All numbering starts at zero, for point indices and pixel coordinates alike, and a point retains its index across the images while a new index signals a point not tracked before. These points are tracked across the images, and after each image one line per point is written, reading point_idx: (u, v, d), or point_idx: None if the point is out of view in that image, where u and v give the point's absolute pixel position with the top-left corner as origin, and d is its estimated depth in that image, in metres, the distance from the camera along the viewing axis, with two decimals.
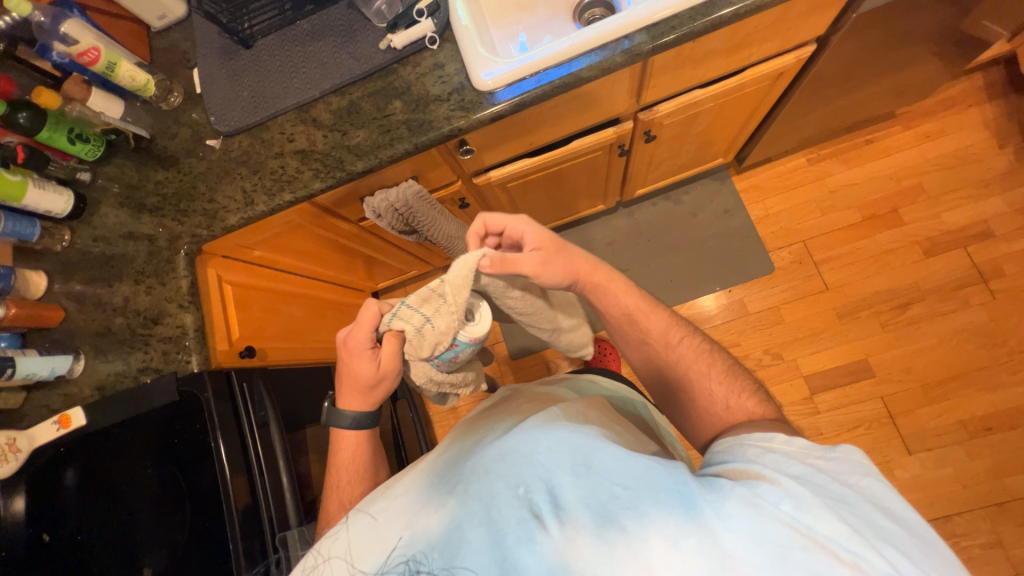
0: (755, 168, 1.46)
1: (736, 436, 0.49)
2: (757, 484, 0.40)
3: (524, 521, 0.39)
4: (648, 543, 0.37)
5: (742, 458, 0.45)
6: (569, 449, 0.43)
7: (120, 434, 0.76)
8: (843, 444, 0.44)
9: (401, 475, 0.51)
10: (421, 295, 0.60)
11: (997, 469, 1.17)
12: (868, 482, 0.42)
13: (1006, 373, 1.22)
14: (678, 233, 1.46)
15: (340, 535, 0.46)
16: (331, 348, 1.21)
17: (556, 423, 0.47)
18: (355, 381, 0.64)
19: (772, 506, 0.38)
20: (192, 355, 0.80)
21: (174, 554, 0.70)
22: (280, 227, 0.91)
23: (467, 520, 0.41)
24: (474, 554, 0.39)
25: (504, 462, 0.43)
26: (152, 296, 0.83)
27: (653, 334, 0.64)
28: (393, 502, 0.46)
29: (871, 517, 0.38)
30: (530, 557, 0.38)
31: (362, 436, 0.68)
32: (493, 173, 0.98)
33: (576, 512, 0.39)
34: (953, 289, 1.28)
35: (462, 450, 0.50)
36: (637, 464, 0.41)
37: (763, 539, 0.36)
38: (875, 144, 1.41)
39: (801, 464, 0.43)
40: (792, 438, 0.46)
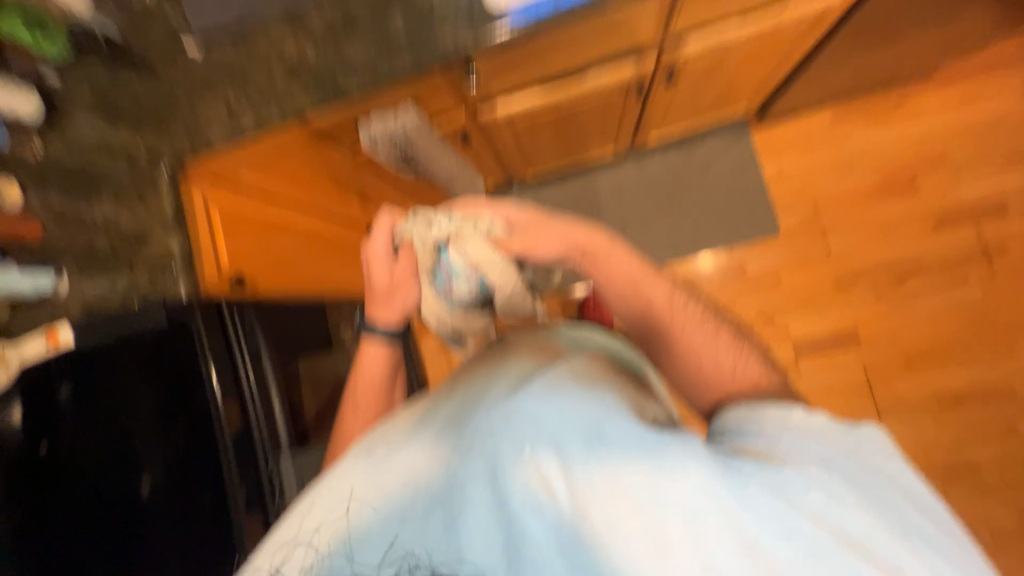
0: (777, 123, 1.38)
1: (750, 407, 0.49)
2: (779, 466, 0.41)
3: (530, 486, 0.40)
4: (665, 519, 0.38)
5: (761, 437, 0.45)
6: (581, 421, 0.42)
7: (109, 354, 0.74)
8: (863, 425, 0.45)
9: (396, 422, 0.49)
10: (427, 216, 0.69)
11: (958, 438, 1.24)
12: (893, 463, 0.43)
13: (989, 350, 1.25)
14: (687, 187, 1.40)
15: (332, 482, 0.44)
16: (331, 282, 1.14)
17: (563, 384, 0.45)
18: (377, 287, 0.72)
19: (795, 492, 0.39)
20: (180, 281, 0.82)
21: (170, 472, 0.72)
22: (269, 150, 0.85)
23: (471, 481, 0.41)
24: (478, 515, 0.40)
25: (512, 426, 0.42)
26: (138, 216, 0.83)
27: (659, 301, 0.62)
28: (390, 453, 0.45)
29: (899, 505, 0.40)
30: (536, 523, 0.39)
31: (386, 351, 0.74)
32: (499, 108, 0.91)
33: (586, 485, 0.40)
34: (955, 264, 1.27)
35: (460, 401, 0.48)
36: (650, 440, 0.41)
37: (785, 524, 0.37)
38: (907, 105, 1.32)
39: (822, 446, 0.43)
40: (813, 415, 0.46)
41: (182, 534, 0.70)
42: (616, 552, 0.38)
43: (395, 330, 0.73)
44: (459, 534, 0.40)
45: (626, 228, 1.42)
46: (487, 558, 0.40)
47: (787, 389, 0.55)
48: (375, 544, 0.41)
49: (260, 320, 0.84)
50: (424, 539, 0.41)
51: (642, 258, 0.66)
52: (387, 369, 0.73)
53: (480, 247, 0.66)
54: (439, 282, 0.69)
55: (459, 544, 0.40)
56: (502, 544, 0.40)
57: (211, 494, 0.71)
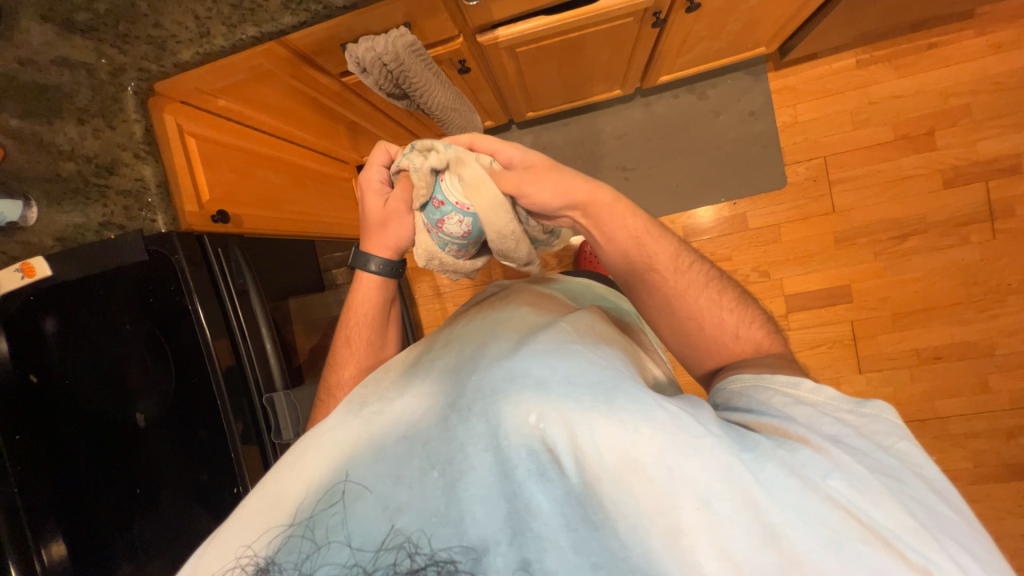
0: (797, 65, 1.29)
1: (757, 377, 0.52)
2: (796, 446, 0.41)
3: (534, 453, 0.38)
4: (677, 499, 0.36)
5: (774, 411, 0.47)
6: (585, 383, 0.41)
7: (91, 287, 0.72)
8: (874, 400, 0.47)
9: (398, 381, 0.49)
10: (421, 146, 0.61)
11: (930, 392, 1.29)
12: (903, 444, 0.44)
13: (975, 310, 1.27)
14: (695, 132, 1.33)
15: (330, 436, 0.44)
16: (315, 219, 1.13)
17: (568, 349, 0.46)
18: (374, 221, 0.69)
19: (815, 474, 0.38)
20: (157, 215, 0.75)
21: (164, 404, 0.73)
22: (246, 73, 0.77)
23: (470, 441, 0.39)
24: (479, 482, 0.37)
25: (515, 383, 0.41)
26: (101, 140, 0.73)
27: (662, 261, 0.63)
28: (390, 410, 0.44)
29: (920, 494, 0.40)
30: (542, 493, 0.36)
31: (377, 288, 0.73)
32: (501, 32, 0.83)
33: (596, 453, 0.37)
34: (958, 224, 1.25)
35: (461, 362, 0.48)
36: (660, 411, 0.40)
37: (805, 510, 0.36)
38: (938, 50, 1.23)
39: (833, 422, 0.45)
40: (821, 390, 0.49)
41: (179, 460, 0.73)
42: (629, 527, 0.35)
43: (388, 266, 0.71)
44: (459, 506, 0.36)
45: (628, 175, 1.37)
46: (491, 534, 0.35)
47: (785, 354, 0.60)
48: (367, 513, 0.37)
49: (245, 255, 0.81)
50: (420, 510, 0.36)
51: (647, 218, 0.65)
52: (379, 306, 0.74)
53: (479, 173, 0.58)
54: (432, 218, 0.63)
55: (458, 517, 0.36)
56: (507, 519, 0.35)
57: (206, 430, 0.72)
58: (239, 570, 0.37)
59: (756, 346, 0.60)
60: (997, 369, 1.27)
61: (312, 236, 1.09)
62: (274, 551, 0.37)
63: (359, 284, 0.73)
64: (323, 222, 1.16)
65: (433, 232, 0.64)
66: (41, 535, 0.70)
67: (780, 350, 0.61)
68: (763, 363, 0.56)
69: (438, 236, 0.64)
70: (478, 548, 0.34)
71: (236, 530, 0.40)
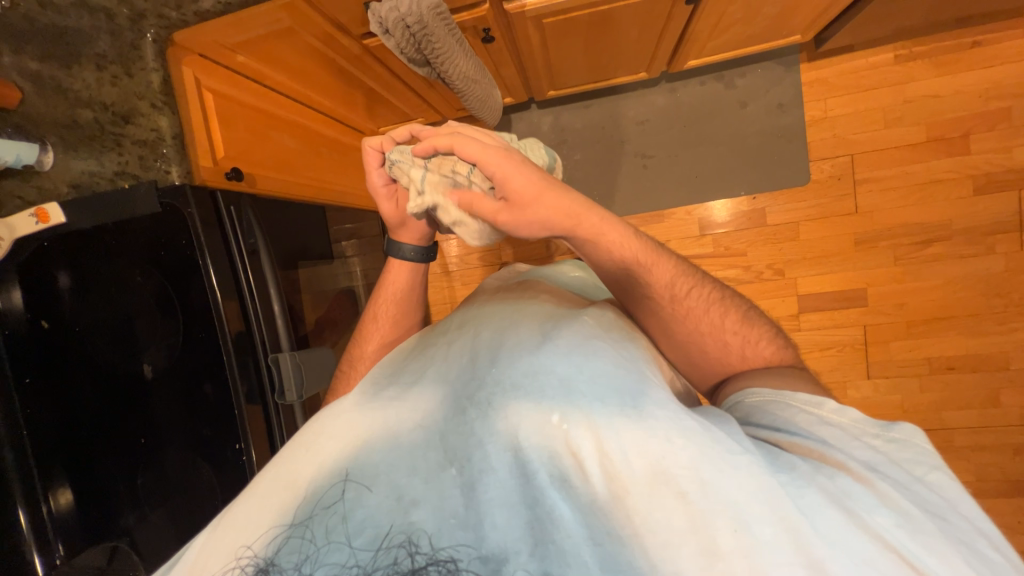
0: (833, 56, 1.24)
1: (778, 393, 0.52)
2: (833, 473, 0.40)
3: (558, 457, 0.37)
4: (713, 521, 0.35)
5: (800, 430, 0.46)
6: (610, 387, 0.41)
7: (103, 238, 0.72)
8: (901, 424, 0.46)
9: (414, 368, 0.49)
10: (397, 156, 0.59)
11: (938, 403, 1.27)
12: (938, 475, 0.43)
13: (993, 323, 1.24)
14: (720, 123, 1.30)
15: (343, 420, 0.43)
16: (328, 186, 1.12)
17: (592, 348, 0.46)
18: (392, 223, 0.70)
19: (859, 508, 0.37)
20: (172, 166, 0.79)
21: (172, 357, 0.73)
22: (268, 28, 0.76)
23: (491, 438, 0.39)
24: (499, 484, 0.37)
25: (538, 382, 0.41)
26: (119, 89, 0.76)
27: (660, 288, 0.62)
28: (407, 398, 0.44)
29: (968, 538, 0.38)
30: (564, 502, 0.36)
31: (410, 270, 0.74)
32: (528, 1, 0.81)
33: (623, 463, 0.37)
34: (984, 233, 1.22)
35: (480, 353, 0.47)
36: (689, 421, 0.39)
37: (852, 548, 0.34)
38: (982, 48, 1.18)
39: (864, 447, 0.44)
40: (845, 409, 0.48)
41: (183, 414, 0.74)
42: (656, 546, 0.34)
43: (421, 252, 0.73)
44: (477, 508, 0.36)
45: (648, 163, 1.34)
46: (511, 541, 0.34)
47: (798, 366, 0.61)
48: (380, 508, 0.36)
49: (257, 216, 0.80)
50: (436, 507, 0.36)
51: (646, 239, 0.62)
52: (411, 288, 0.74)
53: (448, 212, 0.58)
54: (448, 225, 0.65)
55: (477, 520, 0.35)
56: (528, 527, 0.35)
57: (212, 385, 0.72)
58: (240, 570, 0.36)
59: (763, 364, 0.61)
60: (1010, 384, 1.25)
61: (325, 204, 1.08)
62: (275, 551, 0.36)
63: (390, 270, 0.75)
64: (335, 191, 1.15)
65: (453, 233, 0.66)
66: (49, 484, 0.72)
67: (792, 362, 0.62)
68: (781, 376, 0.57)
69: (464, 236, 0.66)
70: (498, 556, 0.34)
71: (245, 513, 0.39)
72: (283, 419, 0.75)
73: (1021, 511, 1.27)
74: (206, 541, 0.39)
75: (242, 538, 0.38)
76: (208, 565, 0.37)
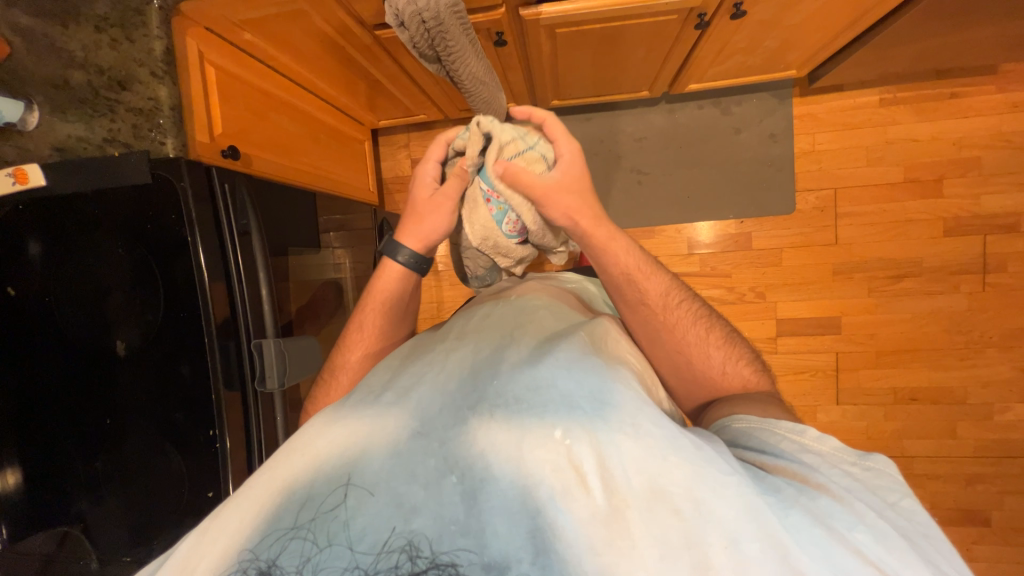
0: (823, 93, 1.30)
1: (762, 420, 0.52)
2: (817, 495, 0.40)
3: (561, 470, 0.37)
4: (706, 539, 0.35)
5: (785, 454, 0.47)
6: (610, 402, 0.42)
7: (84, 207, 0.69)
8: (874, 454, 0.47)
9: (411, 371, 0.47)
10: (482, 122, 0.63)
11: (901, 431, 1.33)
12: (909, 500, 0.43)
13: (955, 358, 1.30)
14: (714, 147, 1.34)
15: (339, 424, 0.42)
16: (322, 175, 1.11)
17: (591, 363, 0.46)
18: (413, 210, 0.72)
19: (838, 526, 0.38)
20: (167, 139, 0.74)
21: (147, 335, 0.70)
22: (279, 8, 0.75)
23: (492, 448, 0.39)
24: (500, 493, 0.37)
25: (540, 396, 0.41)
26: (117, 53, 0.70)
27: (652, 297, 0.66)
28: (405, 402, 0.43)
29: (942, 564, 0.38)
30: (565, 514, 0.35)
31: (400, 279, 0.73)
32: (544, 9, 0.82)
33: (623, 479, 0.37)
34: (951, 273, 1.28)
35: (480, 362, 0.47)
36: (687, 439, 0.40)
37: (834, 563, 0.35)
38: (958, 100, 1.26)
39: (842, 472, 0.45)
40: (825, 438, 0.49)
41: (155, 397, 0.70)
42: (654, 561, 0.34)
43: (415, 259, 0.73)
44: (479, 516, 0.36)
45: (642, 179, 1.37)
46: (512, 549, 0.34)
47: (774, 391, 0.63)
48: (380, 513, 0.36)
49: (252, 197, 0.78)
50: (438, 514, 0.36)
51: (640, 252, 0.68)
52: (397, 295, 0.73)
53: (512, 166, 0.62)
54: (500, 220, 0.71)
55: (479, 527, 0.35)
56: (529, 535, 0.35)
57: (189, 367, 0.69)
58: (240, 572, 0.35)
59: (742, 384, 0.63)
60: (966, 418, 1.31)
61: (317, 191, 1.07)
62: (275, 554, 0.35)
63: (382, 270, 0.73)
64: (328, 180, 1.13)
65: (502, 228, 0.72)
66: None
67: (769, 387, 0.64)
68: (758, 401, 0.58)
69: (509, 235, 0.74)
70: (500, 563, 0.34)
71: (237, 513, 0.38)
72: (261, 407, 0.73)
73: (969, 539, 1.33)
74: (196, 543, 0.38)
75: (236, 539, 0.37)
76: (200, 561, 0.36)
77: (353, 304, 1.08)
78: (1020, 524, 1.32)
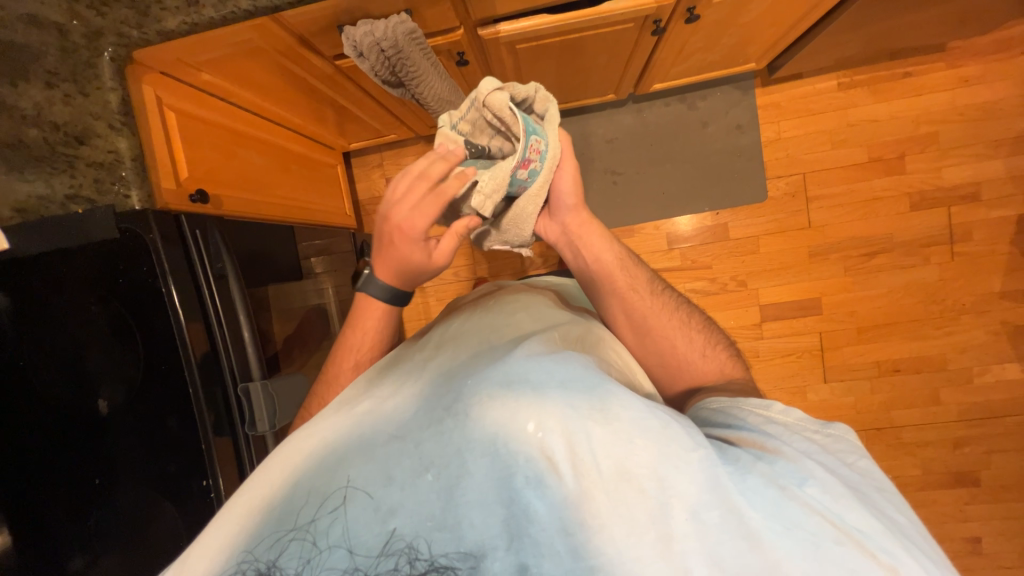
0: (783, 82, 1.33)
1: (733, 399, 0.53)
2: (773, 459, 0.42)
3: (533, 461, 0.38)
4: (670, 510, 0.37)
5: (749, 426, 0.48)
6: (580, 388, 0.43)
7: (55, 264, 0.67)
8: (837, 422, 0.49)
9: (389, 381, 0.48)
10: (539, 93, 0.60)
11: (889, 402, 1.37)
12: (863, 461, 0.45)
13: (932, 328, 1.35)
14: (684, 141, 1.36)
15: (318, 437, 0.43)
16: (296, 206, 1.10)
17: (562, 356, 0.47)
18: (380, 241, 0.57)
19: (791, 484, 0.40)
20: (132, 190, 0.72)
21: (130, 391, 0.68)
22: (236, 49, 0.74)
23: (467, 446, 0.39)
24: (476, 486, 0.38)
25: (513, 388, 0.42)
26: (71, 108, 0.67)
27: (636, 285, 0.67)
28: (382, 410, 0.44)
29: (888, 512, 0.40)
30: (539, 500, 0.37)
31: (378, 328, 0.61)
32: (502, 27, 0.83)
33: (593, 462, 0.38)
34: (921, 245, 1.33)
35: (454, 366, 0.48)
36: (655, 420, 0.41)
37: (785, 516, 0.37)
38: (913, 79, 1.30)
39: (804, 439, 0.46)
40: (790, 409, 0.50)
41: (145, 453, 0.69)
42: (623, 535, 0.37)
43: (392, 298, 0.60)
44: (456, 511, 0.37)
45: (616, 179, 1.38)
46: (488, 539, 0.36)
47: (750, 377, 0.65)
48: (361, 517, 0.37)
49: (226, 239, 0.77)
50: (415, 511, 0.37)
51: (621, 246, 0.70)
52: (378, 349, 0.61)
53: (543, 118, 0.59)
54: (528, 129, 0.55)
55: (455, 521, 0.37)
56: (504, 523, 0.37)
57: (176, 420, 0.68)
58: None
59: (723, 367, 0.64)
60: (947, 383, 1.36)
61: (292, 222, 1.06)
62: (275, 555, 0.37)
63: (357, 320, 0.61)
64: (301, 209, 1.12)
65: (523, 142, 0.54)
66: None
67: (743, 371, 0.65)
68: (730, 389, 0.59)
69: (510, 180, 0.56)
70: (476, 553, 0.36)
71: (224, 528, 0.40)
72: (255, 450, 0.71)
73: (961, 500, 1.38)
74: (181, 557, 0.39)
75: (216, 558, 0.38)
76: None
77: (339, 329, 1.06)
78: (1006, 480, 1.37)
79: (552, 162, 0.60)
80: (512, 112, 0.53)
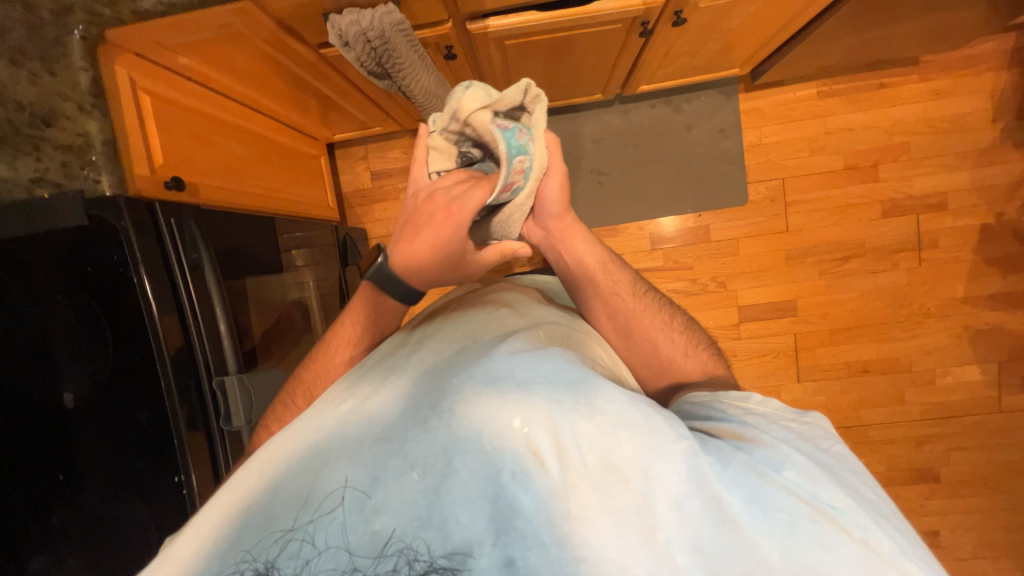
0: (765, 89, 1.36)
1: (714, 394, 0.54)
2: (752, 448, 0.43)
3: (518, 458, 0.39)
4: (653, 502, 0.38)
5: (730, 417, 0.49)
6: (564, 383, 0.43)
7: (16, 252, 0.64)
8: (812, 410, 0.50)
9: (371, 379, 0.48)
10: (531, 90, 0.52)
11: (858, 402, 1.42)
12: (838, 447, 0.47)
13: (899, 330, 1.40)
14: (669, 143, 1.38)
15: (300, 437, 0.43)
16: (276, 197, 1.07)
17: (546, 351, 0.47)
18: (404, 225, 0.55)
19: (769, 469, 0.41)
20: (103, 175, 0.71)
21: (97, 384, 0.66)
22: (216, 32, 0.72)
23: (452, 444, 0.40)
24: (462, 483, 0.38)
25: (498, 385, 0.42)
26: (36, 87, 0.65)
27: (620, 287, 0.69)
28: (364, 409, 0.44)
29: (861, 491, 0.42)
30: (525, 495, 0.38)
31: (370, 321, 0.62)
32: (491, 23, 0.82)
33: (577, 455, 0.39)
34: (891, 251, 1.38)
35: (438, 363, 0.48)
36: (638, 413, 0.42)
37: (765, 502, 0.39)
38: (887, 90, 1.34)
39: (781, 426, 0.47)
40: (769, 400, 0.51)
41: (113, 447, 0.67)
42: (608, 527, 0.37)
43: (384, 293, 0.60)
44: (443, 508, 0.37)
45: (602, 179, 1.39)
46: (475, 535, 0.37)
47: (732, 376, 0.66)
48: (347, 517, 0.37)
49: (203, 232, 0.74)
50: (401, 511, 0.37)
51: (606, 249, 0.71)
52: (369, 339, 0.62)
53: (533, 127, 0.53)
54: (511, 153, 0.50)
55: (442, 519, 0.37)
56: (490, 519, 0.37)
57: (146, 413, 0.66)
58: None
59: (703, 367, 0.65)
60: (912, 384, 1.42)
61: (272, 213, 1.03)
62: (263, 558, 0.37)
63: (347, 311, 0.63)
64: (281, 200, 1.09)
65: (505, 170, 0.50)
66: None
67: (723, 370, 0.67)
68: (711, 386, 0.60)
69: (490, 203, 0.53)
70: (463, 549, 0.36)
71: (206, 534, 0.39)
72: (229, 443, 0.69)
73: (922, 495, 1.44)
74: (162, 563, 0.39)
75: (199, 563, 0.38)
76: None
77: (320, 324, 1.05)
78: (964, 477, 1.43)
79: (537, 174, 0.55)
80: (493, 134, 0.49)
